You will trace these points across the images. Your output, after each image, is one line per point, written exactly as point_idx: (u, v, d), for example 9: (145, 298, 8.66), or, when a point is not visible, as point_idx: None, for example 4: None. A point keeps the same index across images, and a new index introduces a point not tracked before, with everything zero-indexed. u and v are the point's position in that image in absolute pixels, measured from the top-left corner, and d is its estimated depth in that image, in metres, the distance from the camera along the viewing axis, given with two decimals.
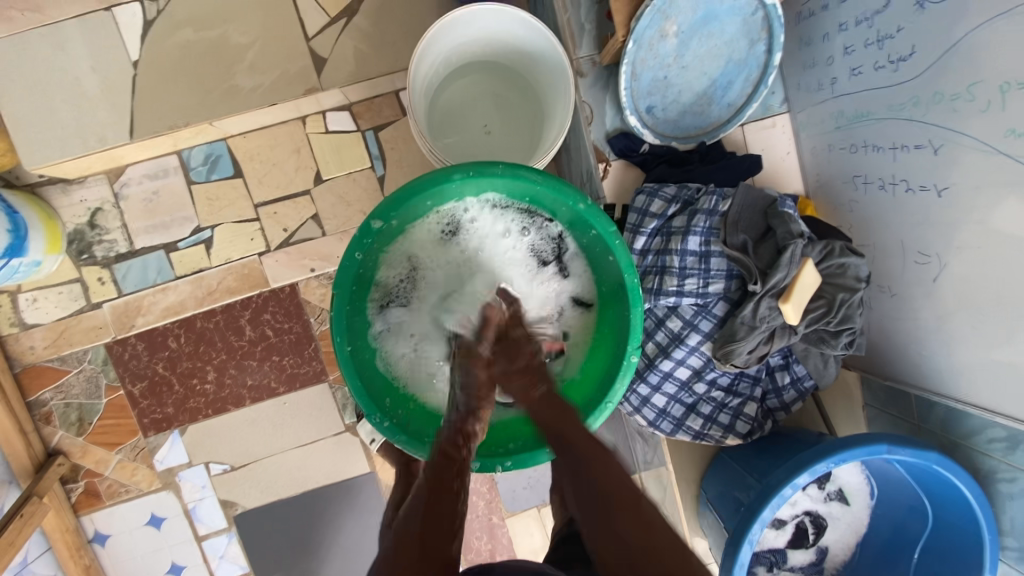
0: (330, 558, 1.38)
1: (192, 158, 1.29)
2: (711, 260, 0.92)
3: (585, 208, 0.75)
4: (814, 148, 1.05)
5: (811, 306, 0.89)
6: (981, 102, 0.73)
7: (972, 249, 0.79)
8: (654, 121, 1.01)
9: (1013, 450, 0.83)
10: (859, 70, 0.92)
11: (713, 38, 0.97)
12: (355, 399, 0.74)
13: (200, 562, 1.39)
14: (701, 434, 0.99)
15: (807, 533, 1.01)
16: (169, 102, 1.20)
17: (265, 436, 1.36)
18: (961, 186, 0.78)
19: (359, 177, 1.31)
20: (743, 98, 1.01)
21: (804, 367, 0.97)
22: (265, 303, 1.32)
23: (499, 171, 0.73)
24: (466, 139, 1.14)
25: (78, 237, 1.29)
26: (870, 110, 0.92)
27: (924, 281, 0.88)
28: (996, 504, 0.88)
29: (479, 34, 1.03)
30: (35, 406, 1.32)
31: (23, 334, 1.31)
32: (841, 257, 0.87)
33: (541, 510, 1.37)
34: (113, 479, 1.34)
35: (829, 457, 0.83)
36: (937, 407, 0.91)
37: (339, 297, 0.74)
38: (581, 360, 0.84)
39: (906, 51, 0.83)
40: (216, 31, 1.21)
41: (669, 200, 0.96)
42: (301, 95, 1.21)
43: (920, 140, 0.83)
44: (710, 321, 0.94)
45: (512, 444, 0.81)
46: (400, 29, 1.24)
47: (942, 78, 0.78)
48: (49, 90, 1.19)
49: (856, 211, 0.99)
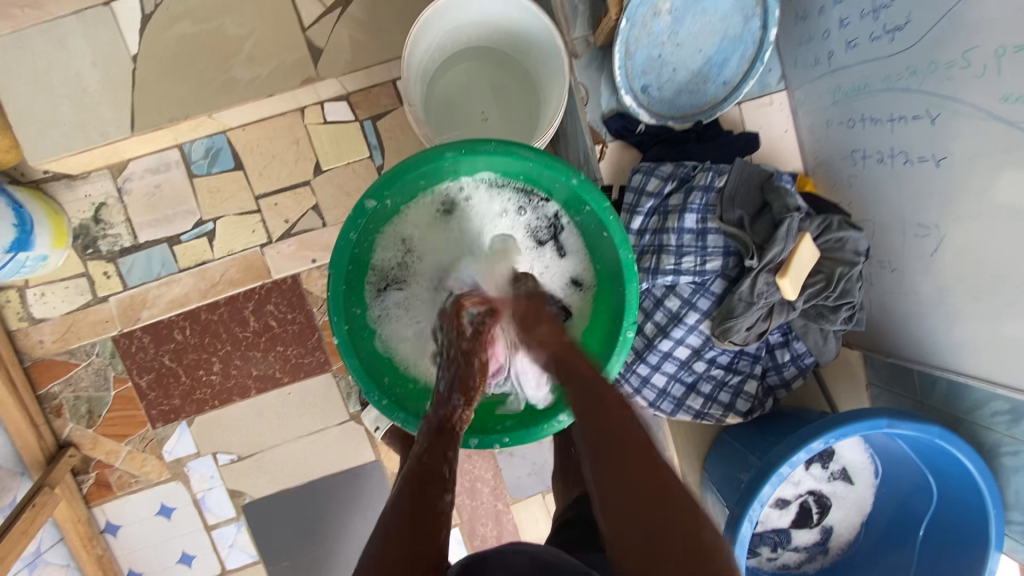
0: (340, 546, 1.40)
1: (193, 151, 1.30)
2: (708, 237, 0.91)
3: (578, 183, 0.75)
4: (813, 125, 1.04)
5: (808, 281, 0.89)
6: (976, 67, 0.72)
7: (971, 220, 0.78)
8: (650, 100, 1.01)
9: (1016, 423, 0.81)
10: (855, 43, 0.91)
11: (707, 15, 0.97)
12: (353, 377, 0.75)
13: (210, 551, 1.41)
14: (701, 413, 1.00)
15: (811, 512, 1.01)
16: (169, 96, 1.21)
17: (270, 427, 1.38)
18: (958, 156, 0.78)
19: (358, 167, 1.32)
20: (740, 76, 1.00)
21: (804, 345, 0.96)
22: (267, 294, 1.33)
23: (491, 148, 0.73)
24: (464, 126, 1.15)
25: (83, 232, 1.31)
26: (867, 82, 0.91)
27: (924, 254, 0.88)
28: (1001, 479, 0.87)
29: (473, 18, 1.04)
30: (45, 399, 1.34)
31: (31, 328, 1.33)
32: (840, 231, 0.87)
33: (546, 497, 1.38)
34: (123, 470, 1.37)
35: (830, 432, 0.83)
36: (939, 382, 0.91)
37: (334, 278, 0.75)
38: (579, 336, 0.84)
39: (901, 20, 0.82)
40: (213, 22, 1.22)
41: (664, 178, 0.96)
42: (298, 85, 1.22)
43: (917, 110, 0.82)
44: (708, 299, 0.94)
45: (507, 422, 0.81)
46: (395, 15, 1.24)
47: (937, 46, 0.77)
48: (52, 85, 1.20)
49: (855, 186, 0.99)
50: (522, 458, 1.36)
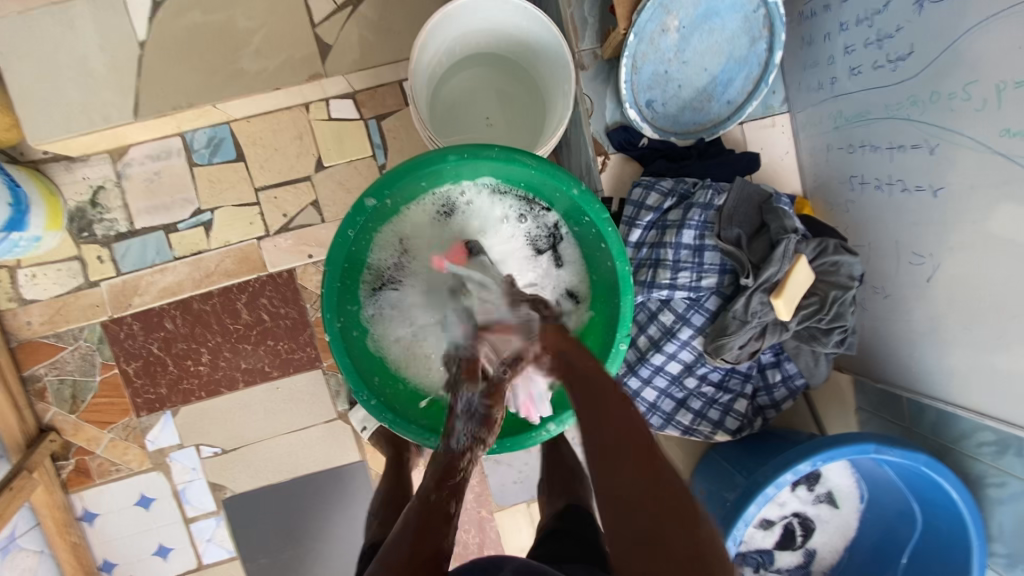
0: (320, 545, 1.39)
1: (195, 140, 1.30)
2: (705, 254, 0.92)
3: (579, 193, 0.75)
4: (813, 148, 1.05)
5: (803, 303, 0.90)
6: (977, 101, 0.73)
7: (965, 250, 0.79)
8: (654, 115, 1.01)
9: (1003, 454, 0.82)
10: (858, 70, 0.92)
11: (715, 34, 0.97)
12: (342, 374, 0.75)
13: (188, 544, 1.39)
14: (690, 429, 1.00)
15: (794, 534, 1.01)
16: (174, 84, 1.20)
17: (256, 421, 1.36)
18: (956, 187, 0.78)
19: (360, 165, 1.32)
20: (743, 96, 1.01)
21: (795, 366, 0.96)
22: (262, 287, 1.33)
23: (493, 154, 0.73)
24: (466, 131, 1.15)
25: (79, 215, 1.30)
26: (869, 110, 0.92)
27: (918, 282, 0.88)
28: (985, 510, 0.87)
29: (482, 24, 1.04)
30: (29, 381, 1.32)
31: (20, 309, 1.31)
32: (835, 255, 0.88)
33: (530, 506, 1.37)
34: (104, 458, 1.35)
35: (817, 454, 0.83)
36: (928, 410, 0.91)
37: (329, 274, 0.74)
38: None
39: (904, 50, 0.83)
40: (223, 13, 1.21)
41: (665, 193, 0.96)
42: (304, 81, 1.22)
43: (917, 139, 0.83)
44: (702, 316, 0.94)
45: (498, 428, 0.81)
46: (405, 17, 1.24)
47: (939, 79, 0.78)
48: (55, 66, 1.18)
49: (852, 212, 0.99)
50: (508, 466, 1.35)
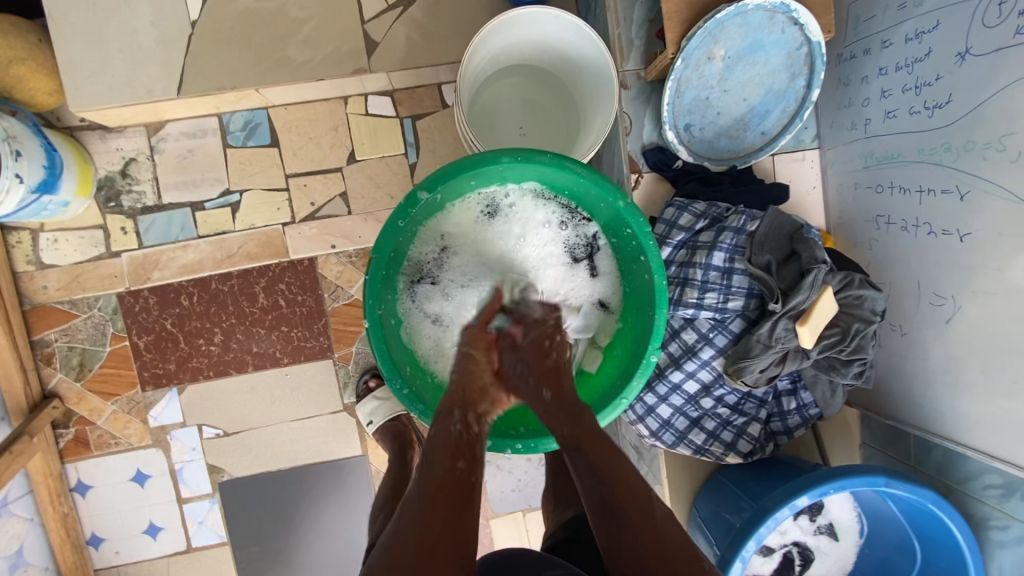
0: (310, 538, 1.37)
1: (232, 122, 1.32)
2: (733, 277, 0.94)
3: (624, 206, 0.77)
4: (841, 186, 1.09)
5: (825, 333, 0.92)
6: (1011, 152, 0.76)
7: (987, 296, 0.82)
8: (690, 139, 1.04)
9: (1008, 498, 0.84)
10: (894, 113, 0.95)
11: (757, 67, 1.00)
12: (377, 361, 0.76)
13: (179, 525, 1.37)
14: (702, 449, 1.00)
15: (793, 564, 1.00)
16: (220, 65, 1.22)
17: (262, 406, 1.36)
18: (984, 234, 0.81)
19: (391, 161, 1.34)
20: (778, 128, 1.04)
21: (811, 395, 0.99)
22: (281, 273, 1.33)
23: (546, 160, 0.75)
24: (502, 138, 1.18)
25: (108, 184, 1.31)
26: (901, 152, 0.95)
27: (937, 322, 0.91)
28: (986, 552, 0.89)
29: (533, 36, 1.06)
30: (38, 345, 1.32)
31: (37, 273, 1.31)
32: (860, 289, 0.90)
33: (526, 515, 1.36)
34: (104, 430, 1.34)
35: (830, 482, 0.84)
36: (936, 449, 0.94)
37: (375, 262, 0.76)
38: (597, 364, 0.88)
39: (943, 98, 0.86)
40: (276, 2, 1.23)
41: (697, 216, 0.99)
42: (349, 74, 1.24)
43: (947, 184, 0.86)
44: (725, 337, 0.96)
45: (522, 429, 0.84)
46: (453, 22, 1.27)
47: (975, 129, 0.81)
48: (105, 36, 1.20)
49: (875, 249, 1.03)
50: (508, 473, 1.35)
